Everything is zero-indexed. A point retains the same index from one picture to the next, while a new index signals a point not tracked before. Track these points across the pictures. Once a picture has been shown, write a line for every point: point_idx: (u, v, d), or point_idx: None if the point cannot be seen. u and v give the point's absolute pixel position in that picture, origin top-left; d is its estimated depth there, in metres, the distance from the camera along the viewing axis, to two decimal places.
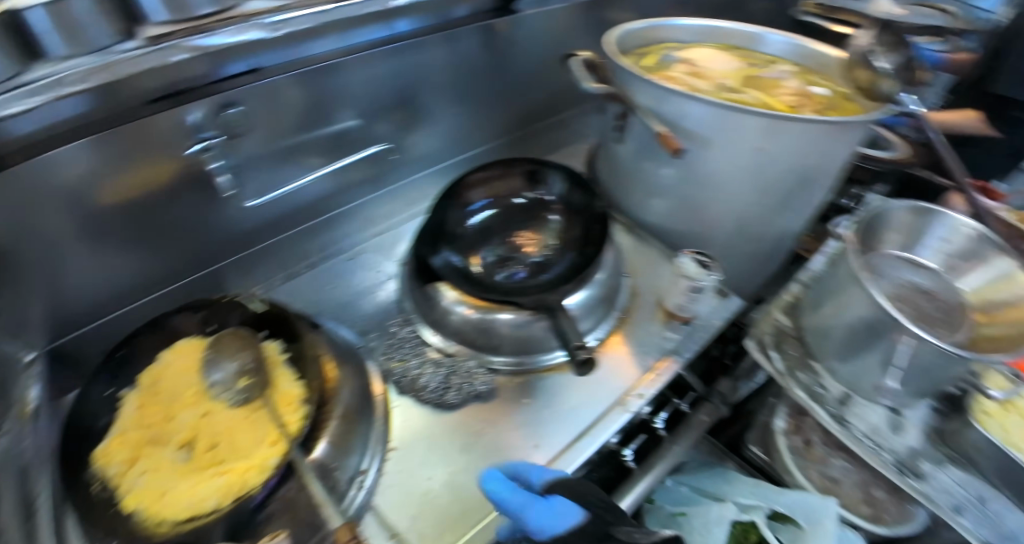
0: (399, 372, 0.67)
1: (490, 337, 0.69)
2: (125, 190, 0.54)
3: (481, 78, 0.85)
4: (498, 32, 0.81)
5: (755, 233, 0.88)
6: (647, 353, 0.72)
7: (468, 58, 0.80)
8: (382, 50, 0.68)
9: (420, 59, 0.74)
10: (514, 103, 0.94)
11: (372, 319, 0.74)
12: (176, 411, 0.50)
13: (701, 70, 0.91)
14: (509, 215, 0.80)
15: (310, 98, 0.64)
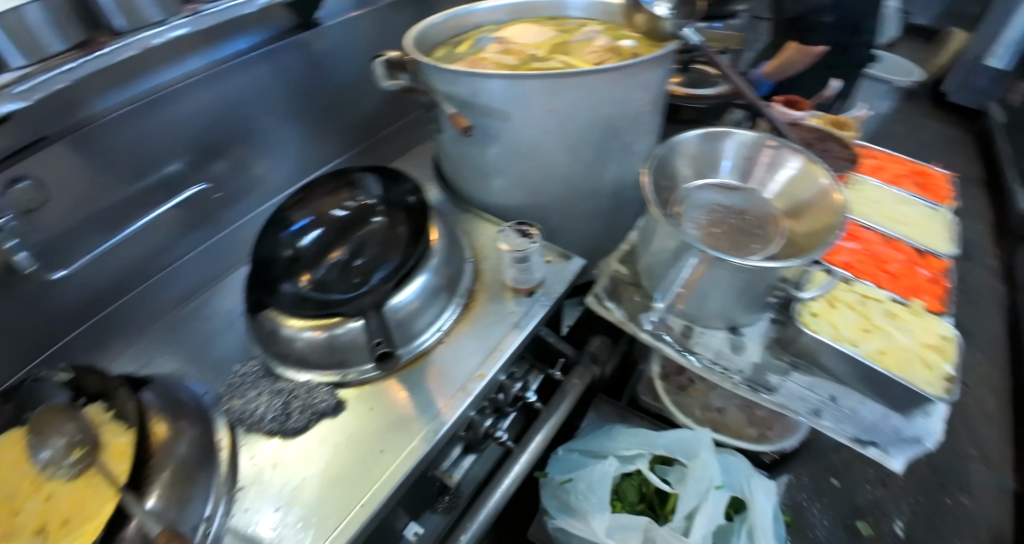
0: (242, 408, 0.79)
1: (338, 355, 0.82)
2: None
3: (309, 94, 1.09)
4: (312, 47, 1.05)
5: (582, 188, 1.10)
6: (497, 331, 0.91)
7: (282, 78, 1.02)
8: (190, 82, 0.87)
9: (220, 98, 0.93)
10: (341, 129, 1.20)
11: (220, 380, 0.84)
12: (19, 503, 0.65)
13: (512, 46, 1.12)
14: (340, 240, 0.89)
15: (107, 131, 0.78)
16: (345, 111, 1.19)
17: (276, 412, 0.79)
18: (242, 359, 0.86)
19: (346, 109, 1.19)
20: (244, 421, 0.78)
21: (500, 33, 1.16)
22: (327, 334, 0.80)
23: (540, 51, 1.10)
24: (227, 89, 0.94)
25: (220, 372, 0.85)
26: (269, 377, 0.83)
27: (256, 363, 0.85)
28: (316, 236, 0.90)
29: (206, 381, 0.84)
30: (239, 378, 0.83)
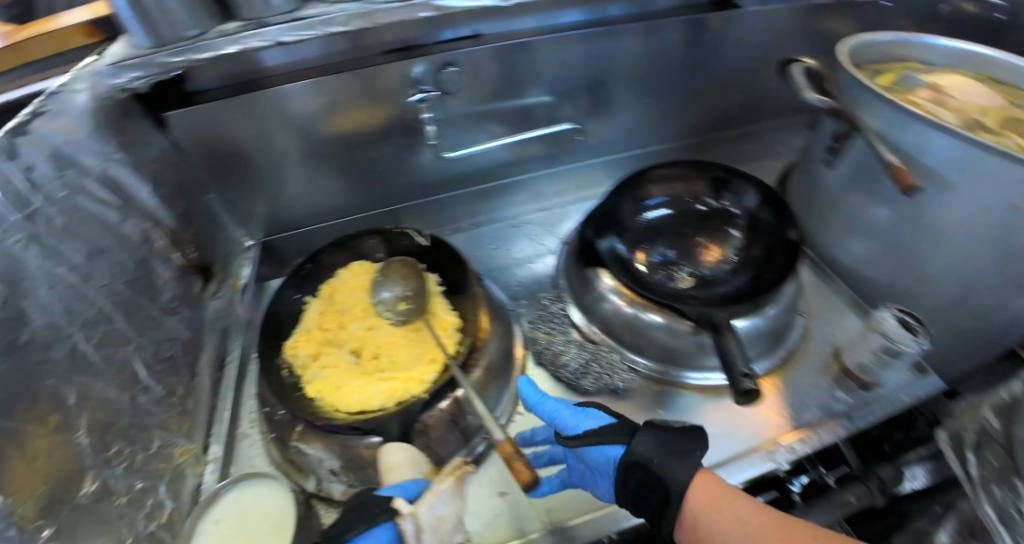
0: (545, 343, 0.86)
1: (638, 340, 0.82)
2: (341, 118, 0.90)
3: (668, 69, 1.02)
4: (706, 27, 0.97)
5: (979, 310, 0.64)
6: (811, 410, 0.69)
7: (660, 53, 0.99)
8: (575, 35, 0.92)
9: (600, 51, 0.96)
10: (695, 117, 1.13)
11: (529, 290, 0.97)
12: (346, 321, 0.79)
13: (949, 100, 0.65)
14: (679, 237, 0.90)
15: (510, 66, 0.93)
16: (716, 97, 1.11)
17: (578, 365, 0.83)
18: (548, 286, 0.96)
19: (718, 95, 1.10)
20: (545, 357, 0.84)
21: (943, 76, 0.69)
22: (631, 312, 0.81)
23: (989, 123, 0.63)
24: (611, 51, 0.97)
25: (537, 287, 0.97)
26: (575, 329, 0.88)
27: (568, 313, 0.90)
28: (660, 217, 0.92)
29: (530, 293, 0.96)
30: (555, 316, 0.90)
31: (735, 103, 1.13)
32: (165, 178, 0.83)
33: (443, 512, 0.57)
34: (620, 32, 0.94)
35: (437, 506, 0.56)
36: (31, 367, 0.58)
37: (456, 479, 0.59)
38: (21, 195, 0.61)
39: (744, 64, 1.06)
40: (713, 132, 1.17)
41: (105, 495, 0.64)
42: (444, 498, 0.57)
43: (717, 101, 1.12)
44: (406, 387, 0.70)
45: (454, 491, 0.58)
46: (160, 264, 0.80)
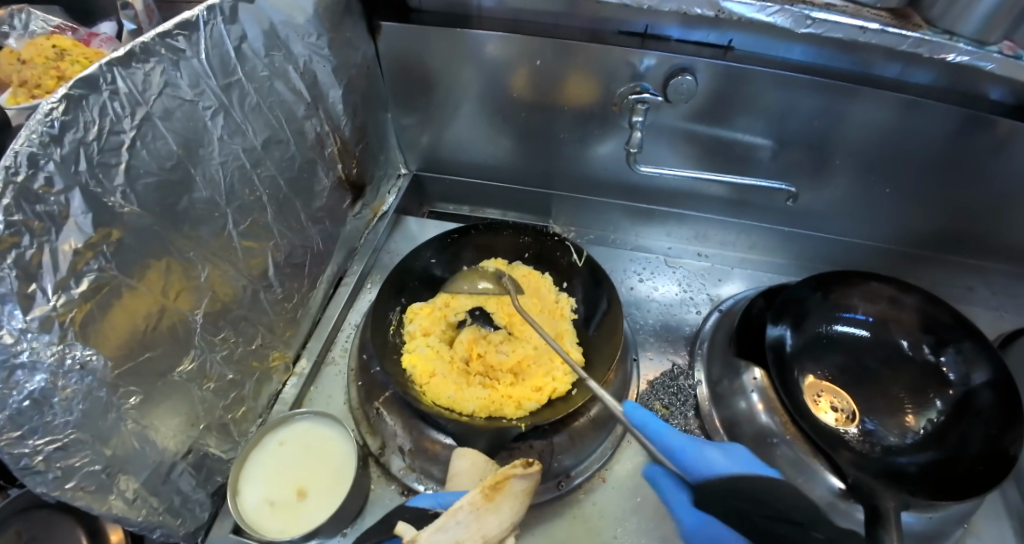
0: (659, 415, 0.77)
1: (761, 460, 0.71)
2: (537, 80, 0.89)
3: (903, 151, 0.88)
4: (996, 131, 0.82)
5: None
6: None
7: (922, 137, 0.85)
8: (812, 79, 0.81)
9: (837, 112, 0.85)
10: (923, 224, 0.96)
11: (661, 343, 0.86)
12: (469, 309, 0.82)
13: None
14: (861, 369, 0.78)
15: (723, 90, 0.84)
16: (963, 216, 0.94)
17: None
18: (683, 349, 0.85)
19: (964, 214, 0.93)
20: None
21: None
22: (767, 423, 0.71)
23: None
24: (848, 116, 0.85)
25: (671, 346, 0.85)
26: (698, 415, 0.78)
27: (697, 390, 0.79)
28: (852, 334, 0.80)
29: (661, 349, 0.85)
30: (681, 391, 0.80)
31: (969, 227, 0.95)
32: (357, 87, 0.85)
33: (462, 536, 0.52)
34: (863, 94, 0.82)
35: (450, 530, 0.52)
36: (179, 229, 0.62)
37: (489, 494, 0.54)
38: (232, 67, 0.66)
39: (1002, 189, 0.89)
40: (925, 249, 1.00)
41: (198, 378, 0.65)
42: (462, 520, 0.52)
43: (952, 219, 0.94)
44: (498, 402, 0.70)
45: (483, 508, 0.53)
46: (324, 171, 0.81)
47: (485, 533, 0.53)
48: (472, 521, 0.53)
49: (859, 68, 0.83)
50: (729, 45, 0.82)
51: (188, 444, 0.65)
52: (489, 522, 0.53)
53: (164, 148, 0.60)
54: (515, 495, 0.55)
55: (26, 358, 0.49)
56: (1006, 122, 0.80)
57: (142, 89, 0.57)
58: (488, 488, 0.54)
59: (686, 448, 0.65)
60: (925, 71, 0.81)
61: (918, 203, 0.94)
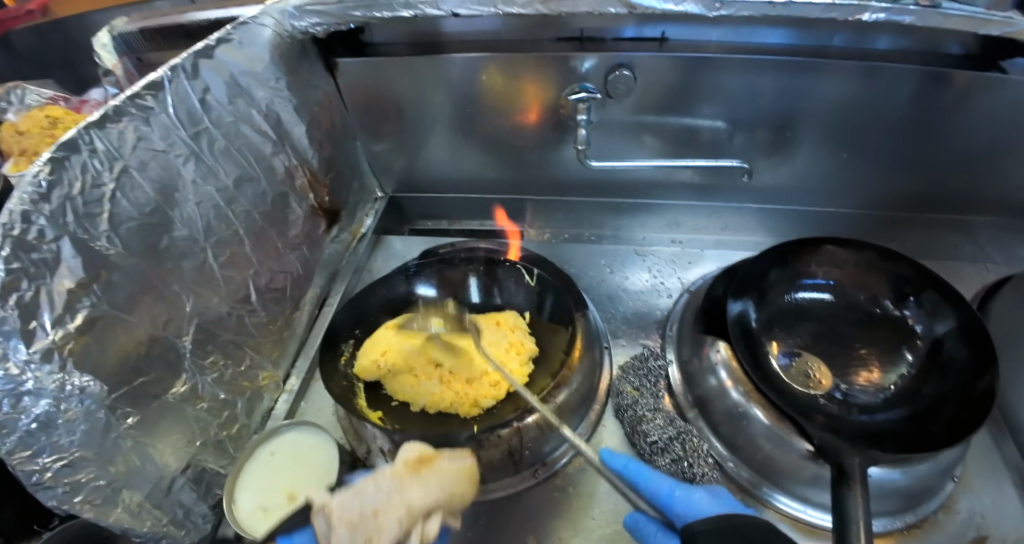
0: (629, 398, 0.78)
1: (734, 433, 0.72)
2: (489, 94, 0.94)
3: (872, 119, 0.88)
4: (953, 85, 0.82)
5: None
6: None
7: (884, 111, 0.87)
8: (775, 61, 0.84)
9: (794, 87, 0.86)
10: (893, 186, 0.96)
11: (632, 331, 0.87)
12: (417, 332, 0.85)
13: None
14: (834, 334, 0.78)
15: (675, 79, 0.87)
16: (929, 172, 0.93)
17: (660, 440, 0.74)
18: (655, 332, 0.87)
19: (931, 171, 0.93)
20: (624, 414, 0.77)
21: None
22: (736, 397, 0.72)
23: None
24: (815, 89, 0.86)
25: (643, 331, 0.87)
26: (670, 395, 0.79)
27: (669, 370, 0.81)
28: (819, 300, 0.81)
29: (633, 336, 0.86)
30: (651, 372, 0.81)
31: (941, 185, 0.94)
32: (322, 122, 0.93)
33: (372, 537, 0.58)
34: (831, 68, 0.83)
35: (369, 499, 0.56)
36: (162, 265, 0.69)
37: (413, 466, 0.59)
38: (198, 117, 0.73)
39: (969, 143, 0.88)
40: (901, 211, 0.99)
41: (190, 398, 0.72)
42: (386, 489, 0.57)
43: (924, 178, 0.94)
44: (450, 398, 0.75)
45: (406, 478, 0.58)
46: (296, 201, 0.88)
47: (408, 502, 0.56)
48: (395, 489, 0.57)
49: (814, 43, 0.84)
50: (663, 37, 0.86)
51: (186, 460, 0.71)
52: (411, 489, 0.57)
53: (142, 196, 0.67)
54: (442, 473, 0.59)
55: (31, 386, 0.56)
56: (961, 75, 0.81)
57: (118, 145, 0.65)
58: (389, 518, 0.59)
59: (674, 494, 0.64)
60: (883, 36, 0.82)
61: (889, 167, 0.94)
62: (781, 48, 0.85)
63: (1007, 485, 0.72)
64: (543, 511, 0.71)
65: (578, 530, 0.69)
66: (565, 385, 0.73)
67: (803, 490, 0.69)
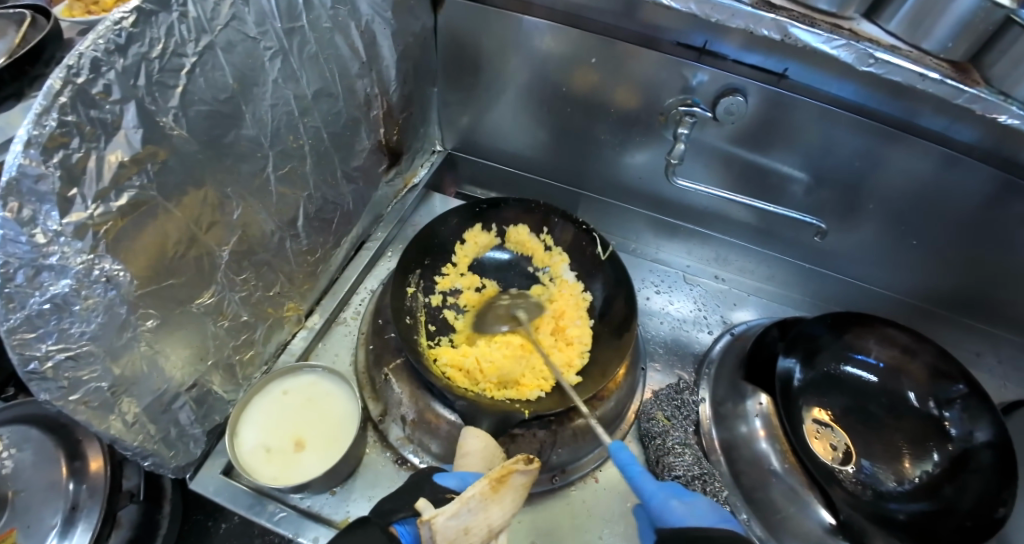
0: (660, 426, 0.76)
1: (754, 486, 0.71)
2: (588, 77, 0.88)
3: (939, 206, 0.85)
4: None
5: None
6: None
7: (956, 196, 0.83)
8: (856, 119, 0.79)
9: (879, 158, 0.83)
10: (939, 284, 0.95)
11: (669, 357, 0.87)
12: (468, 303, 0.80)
13: None
14: (864, 411, 0.78)
15: (770, 116, 0.83)
16: (979, 278, 0.92)
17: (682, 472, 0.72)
18: (690, 366, 0.85)
19: (981, 277, 0.92)
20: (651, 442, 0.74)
21: None
22: (767, 449, 0.72)
23: None
24: (887, 164, 0.84)
25: (679, 361, 0.86)
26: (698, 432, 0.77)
27: (701, 408, 0.79)
28: (861, 377, 0.80)
29: (669, 363, 0.85)
30: (684, 405, 0.79)
31: (987, 291, 0.93)
32: (409, 56, 0.86)
33: (468, 523, 0.48)
34: (907, 143, 0.80)
35: (461, 516, 0.48)
36: (222, 163, 0.62)
37: (495, 485, 0.50)
38: (298, 13, 0.65)
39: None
40: (938, 306, 0.99)
41: (214, 313, 0.65)
42: (473, 509, 0.49)
43: (972, 280, 0.93)
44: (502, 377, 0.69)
45: (490, 499, 0.49)
46: (366, 132, 0.82)
47: (489, 524, 0.49)
48: (482, 509, 0.49)
49: (904, 114, 0.77)
50: (783, 73, 0.77)
51: (194, 378, 0.65)
52: (495, 512, 0.50)
53: (221, 80, 0.59)
54: (516, 490, 0.51)
55: (56, 261, 0.48)
56: None
57: (210, 17, 0.56)
58: (494, 479, 0.50)
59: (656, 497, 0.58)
60: (969, 129, 0.75)
61: (942, 260, 0.92)
62: (886, 115, 0.78)
63: None
64: (548, 516, 0.68)
65: None
66: (607, 400, 0.73)
67: None
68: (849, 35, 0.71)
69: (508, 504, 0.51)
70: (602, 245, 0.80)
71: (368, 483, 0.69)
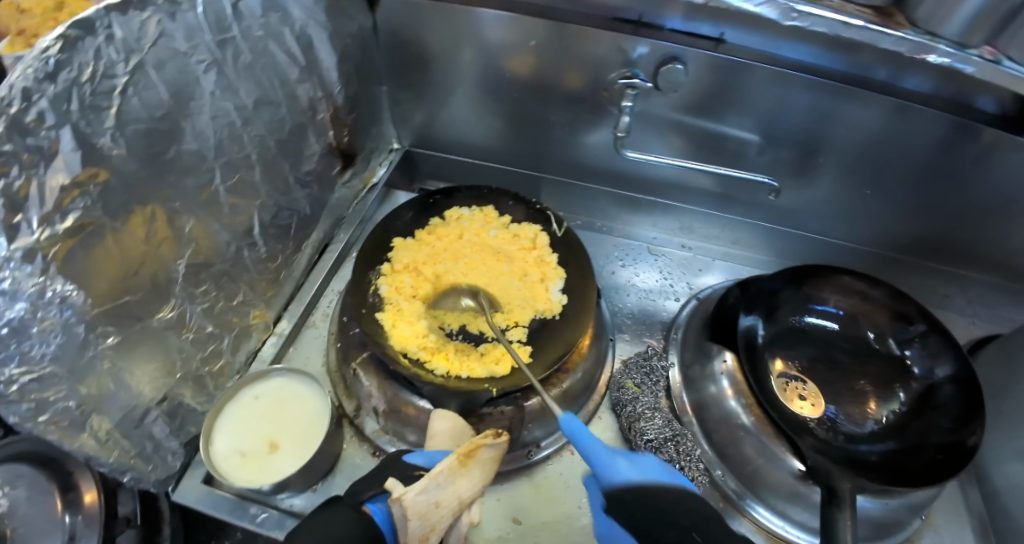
0: (630, 393, 0.78)
1: (726, 443, 0.72)
2: (530, 61, 0.89)
3: (889, 151, 0.86)
4: (978, 138, 0.80)
5: None
6: None
7: (904, 141, 0.84)
8: (795, 75, 0.80)
9: (825, 110, 0.84)
10: (900, 230, 0.97)
11: (637, 327, 0.88)
12: (448, 260, 0.81)
13: None
14: (829, 359, 0.80)
15: (712, 81, 0.84)
16: (939, 221, 0.93)
17: (655, 438, 0.75)
18: (658, 333, 0.87)
19: (940, 219, 0.93)
20: (622, 410, 0.77)
21: None
22: (735, 407, 0.72)
23: None
24: (834, 114, 0.84)
25: (647, 329, 0.88)
26: (669, 397, 0.79)
27: (670, 373, 0.81)
28: (823, 326, 0.82)
29: (637, 333, 0.87)
30: (654, 371, 0.81)
31: (946, 234, 0.94)
32: (351, 57, 0.87)
33: (438, 496, 0.49)
34: (858, 95, 0.81)
35: (430, 491, 0.49)
36: (167, 178, 0.63)
37: (464, 459, 0.50)
38: (227, 25, 0.66)
39: (983, 197, 0.87)
40: (901, 253, 1.00)
41: (176, 326, 0.67)
42: (442, 483, 0.49)
43: (933, 225, 0.94)
44: (424, 349, 0.70)
45: (459, 473, 0.50)
46: (314, 136, 0.83)
47: (459, 496, 0.50)
48: (451, 483, 0.50)
49: (849, 68, 0.81)
50: (721, 38, 0.81)
51: (164, 391, 0.66)
52: (463, 485, 0.50)
53: (155, 97, 0.60)
54: (485, 463, 0.52)
55: (7, 286, 0.49)
56: (988, 130, 0.79)
57: (137, 36, 0.57)
58: (462, 453, 0.50)
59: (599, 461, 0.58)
60: (916, 76, 0.79)
61: (901, 207, 0.93)
62: (829, 72, 0.81)
63: (966, 533, 0.75)
64: (527, 491, 0.70)
65: (563, 516, 0.68)
66: (572, 372, 0.74)
67: (783, 505, 0.70)
68: None
69: (472, 479, 0.51)
70: (557, 223, 0.83)
71: (348, 477, 0.70)
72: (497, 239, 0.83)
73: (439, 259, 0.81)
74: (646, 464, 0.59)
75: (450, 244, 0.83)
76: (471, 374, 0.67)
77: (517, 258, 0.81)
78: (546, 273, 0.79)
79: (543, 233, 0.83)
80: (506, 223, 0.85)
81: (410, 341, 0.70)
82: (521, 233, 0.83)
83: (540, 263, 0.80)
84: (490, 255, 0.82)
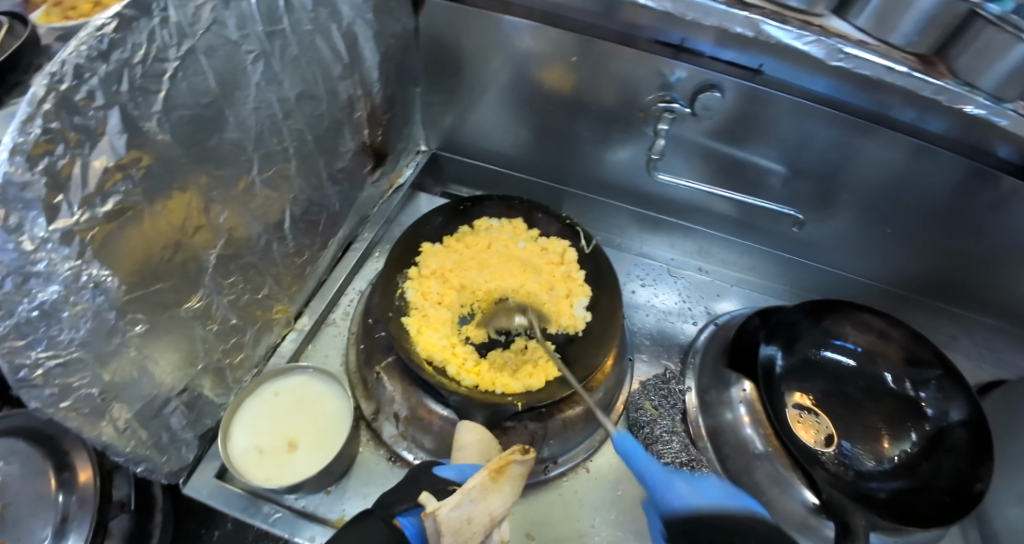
0: (647, 416, 0.79)
1: (741, 470, 0.73)
2: (568, 76, 0.90)
3: (910, 194, 0.88)
4: (999, 187, 0.82)
5: None
6: None
7: (928, 185, 0.86)
8: (829, 113, 0.82)
9: (855, 149, 0.85)
10: (915, 270, 0.98)
11: (655, 347, 0.89)
12: (474, 268, 0.81)
13: None
14: (843, 394, 0.81)
15: (746, 111, 0.85)
16: (954, 264, 0.95)
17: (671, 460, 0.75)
18: (676, 356, 0.88)
19: (955, 263, 0.95)
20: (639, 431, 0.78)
21: None
22: (751, 434, 0.74)
23: None
24: (863, 154, 0.86)
25: (665, 351, 0.88)
26: (684, 420, 0.80)
27: (687, 397, 0.82)
28: (839, 361, 0.83)
29: (655, 354, 0.88)
30: (671, 394, 0.82)
31: (959, 277, 0.96)
32: (391, 57, 0.86)
33: (471, 513, 0.48)
34: (880, 135, 0.82)
35: (463, 507, 0.48)
36: (207, 166, 0.62)
37: (494, 475, 0.49)
38: (279, 17, 0.65)
39: (999, 245, 0.89)
40: (914, 292, 1.02)
41: (201, 317, 0.66)
42: (475, 499, 0.48)
43: (948, 269, 0.96)
44: (449, 357, 0.70)
45: (490, 489, 0.49)
46: (349, 133, 0.83)
47: (490, 513, 0.49)
48: (483, 499, 0.49)
49: (876, 107, 0.80)
50: (759, 69, 0.80)
51: (183, 382, 0.65)
52: (495, 501, 0.50)
53: (203, 85, 0.59)
54: (514, 479, 0.51)
55: (43, 268, 0.47)
56: (1008, 181, 0.81)
57: (191, 22, 0.56)
58: (492, 469, 0.49)
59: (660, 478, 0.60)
60: (939, 120, 0.78)
61: (915, 247, 0.95)
62: (857, 109, 0.81)
63: None
64: (540, 505, 0.70)
65: (577, 534, 0.68)
66: (595, 390, 0.74)
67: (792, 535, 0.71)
68: (820, 31, 0.73)
69: (503, 494, 0.50)
70: (585, 238, 0.83)
71: (363, 481, 0.69)
72: (525, 250, 0.83)
73: (467, 266, 0.81)
74: (705, 487, 0.61)
75: (478, 252, 0.82)
76: (495, 386, 0.67)
77: (544, 272, 0.81)
78: (572, 289, 0.79)
79: (571, 249, 0.83)
80: (534, 236, 0.85)
81: (435, 349, 0.70)
82: (549, 247, 0.83)
83: (567, 278, 0.81)
84: (517, 266, 0.82)
